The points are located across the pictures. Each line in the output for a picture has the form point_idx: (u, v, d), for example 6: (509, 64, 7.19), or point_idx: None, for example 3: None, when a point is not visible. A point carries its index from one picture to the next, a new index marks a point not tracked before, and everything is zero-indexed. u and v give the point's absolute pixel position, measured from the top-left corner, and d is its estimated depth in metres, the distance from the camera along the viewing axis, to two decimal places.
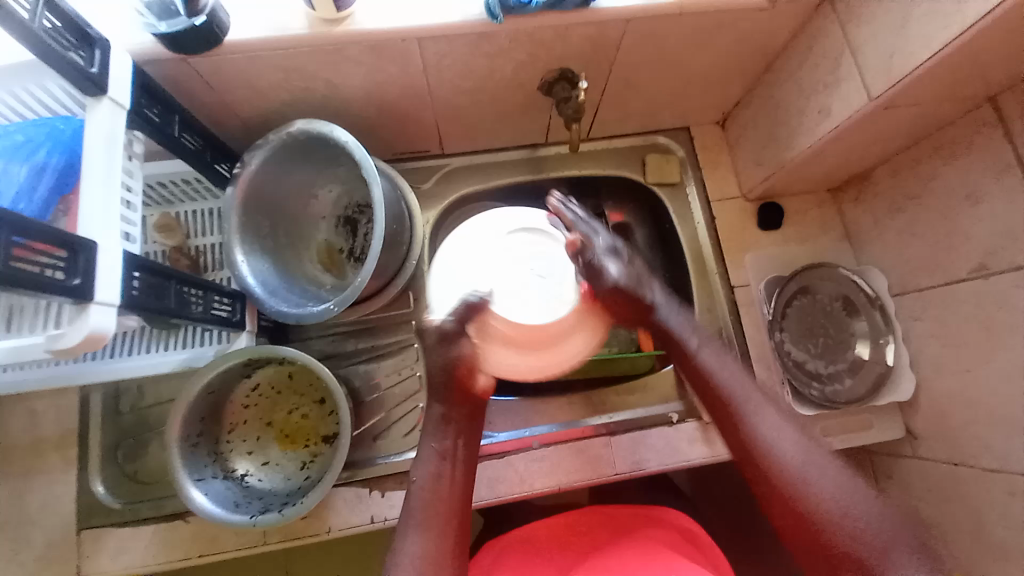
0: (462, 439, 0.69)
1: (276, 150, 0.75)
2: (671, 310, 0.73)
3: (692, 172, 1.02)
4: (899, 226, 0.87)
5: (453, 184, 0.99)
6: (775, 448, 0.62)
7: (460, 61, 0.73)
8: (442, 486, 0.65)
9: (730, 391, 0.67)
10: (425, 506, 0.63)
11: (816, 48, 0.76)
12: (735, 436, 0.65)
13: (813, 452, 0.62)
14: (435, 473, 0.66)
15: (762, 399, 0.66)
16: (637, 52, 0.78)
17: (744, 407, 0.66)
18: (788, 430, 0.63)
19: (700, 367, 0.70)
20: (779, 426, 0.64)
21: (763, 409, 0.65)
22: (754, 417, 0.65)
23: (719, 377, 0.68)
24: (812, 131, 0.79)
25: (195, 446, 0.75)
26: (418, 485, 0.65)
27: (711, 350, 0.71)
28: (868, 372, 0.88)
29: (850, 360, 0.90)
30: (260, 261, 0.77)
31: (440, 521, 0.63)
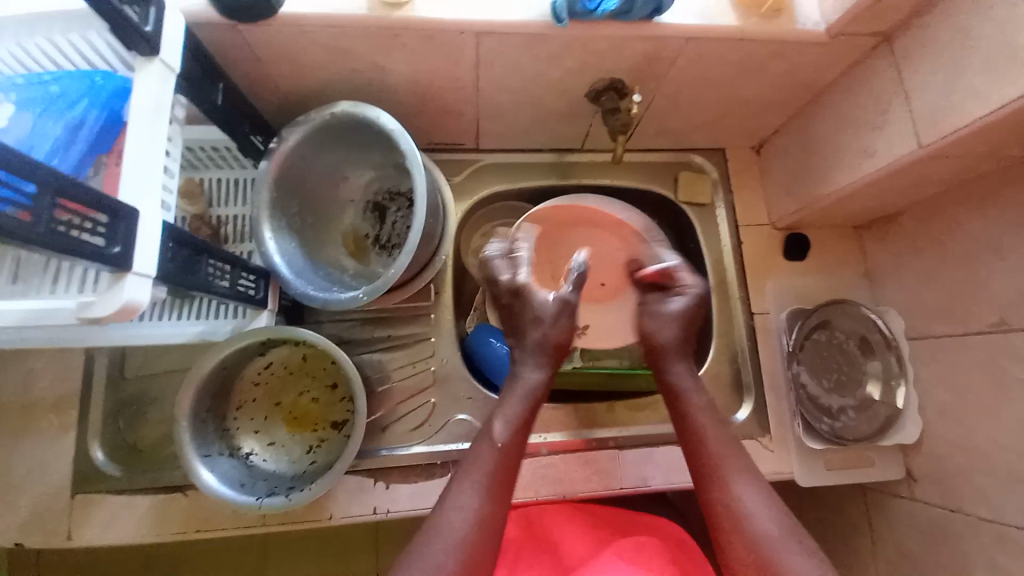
0: (536, 409, 0.71)
1: (318, 128, 0.73)
2: (706, 412, 0.72)
3: (723, 194, 1.01)
4: (923, 272, 0.87)
5: (484, 180, 0.98)
6: (745, 509, 0.63)
7: (513, 60, 0.72)
8: (510, 447, 0.67)
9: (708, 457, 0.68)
10: (493, 466, 0.65)
11: (867, 87, 0.75)
12: (705, 490, 0.67)
13: (780, 518, 0.62)
14: (511, 438, 0.67)
15: (735, 459, 0.67)
16: (689, 71, 0.77)
17: (723, 470, 0.67)
18: (762, 507, 0.63)
19: (687, 425, 0.72)
20: (760, 490, 0.64)
21: (750, 483, 0.65)
22: (729, 478, 0.66)
23: (701, 435, 0.70)
24: (852, 170, 0.78)
25: (203, 422, 0.74)
26: (495, 445, 0.66)
27: (705, 407, 0.72)
28: (876, 412, 0.89)
29: (860, 397, 0.90)
30: (287, 240, 0.75)
31: (501, 487, 0.64)
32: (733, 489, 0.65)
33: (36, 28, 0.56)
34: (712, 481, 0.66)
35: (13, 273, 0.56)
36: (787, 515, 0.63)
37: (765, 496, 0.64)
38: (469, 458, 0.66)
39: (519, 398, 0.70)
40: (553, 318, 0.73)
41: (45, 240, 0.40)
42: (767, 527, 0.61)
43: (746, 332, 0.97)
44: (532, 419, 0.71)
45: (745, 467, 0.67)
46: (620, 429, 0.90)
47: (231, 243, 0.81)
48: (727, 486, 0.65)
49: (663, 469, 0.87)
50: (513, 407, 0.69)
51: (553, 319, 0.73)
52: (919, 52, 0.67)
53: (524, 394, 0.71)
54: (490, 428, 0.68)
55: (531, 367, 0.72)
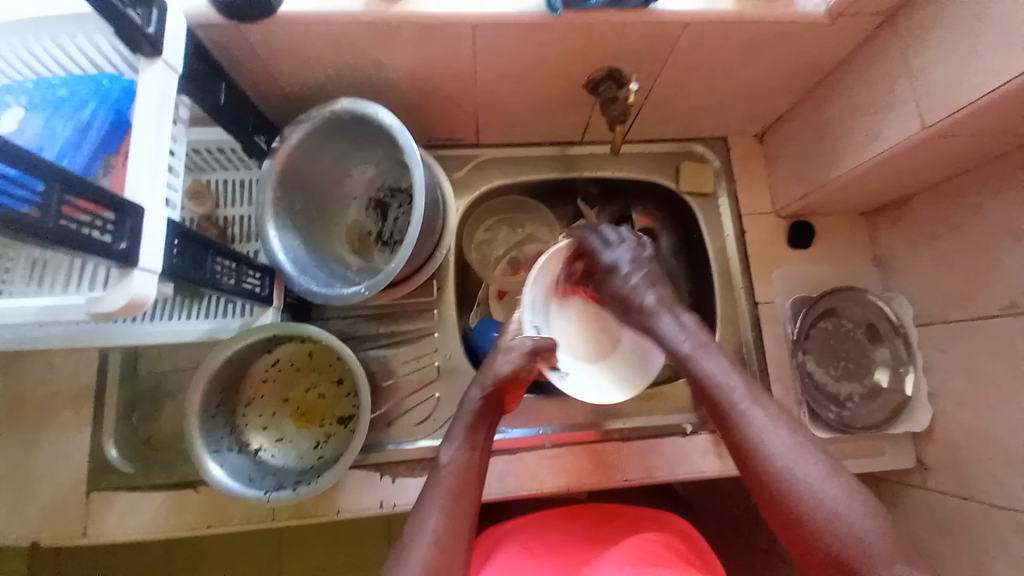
0: (484, 431, 0.71)
1: (318, 126, 0.74)
2: (711, 356, 0.68)
3: (726, 184, 1.01)
4: (932, 256, 0.86)
5: (485, 174, 0.98)
6: (765, 444, 0.60)
7: (512, 51, 0.72)
8: (467, 467, 0.67)
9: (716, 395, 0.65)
10: (448, 487, 0.65)
11: (871, 68, 0.75)
12: (729, 432, 0.63)
13: (805, 450, 0.59)
14: (462, 457, 0.67)
15: (751, 401, 0.63)
16: (689, 59, 0.77)
17: (730, 403, 0.64)
18: (777, 433, 0.60)
19: (695, 371, 0.68)
20: (774, 424, 0.61)
21: (768, 422, 0.61)
22: (745, 416, 0.62)
23: (711, 380, 0.66)
24: (856, 153, 0.78)
25: (213, 417, 0.75)
26: (445, 467, 0.66)
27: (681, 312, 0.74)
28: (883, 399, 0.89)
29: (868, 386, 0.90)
30: (292, 238, 0.76)
31: (462, 501, 0.64)
32: (744, 425, 0.62)
33: (43, 33, 0.58)
34: (723, 419, 0.64)
35: (29, 274, 0.57)
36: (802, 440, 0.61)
37: (771, 419, 0.62)
38: (428, 481, 0.66)
39: (464, 421, 0.71)
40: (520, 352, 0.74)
41: (51, 234, 0.41)
42: (808, 474, 0.57)
43: (752, 321, 0.96)
44: (485, 439, 0.71)
45: (762, 402, 0.63)
46: (626, 420, 0.90)
47: (237, 242, 0.82)
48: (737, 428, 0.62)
49: (669, 460, 0.87)
50: (460, 427, 0.70)
51: (513, 355, 0.74)
52: (922, 30, 0.66)
53: (465, 418, 0.71)
54: (441, 455, 0.68)
55: (475, 393, 0.73)
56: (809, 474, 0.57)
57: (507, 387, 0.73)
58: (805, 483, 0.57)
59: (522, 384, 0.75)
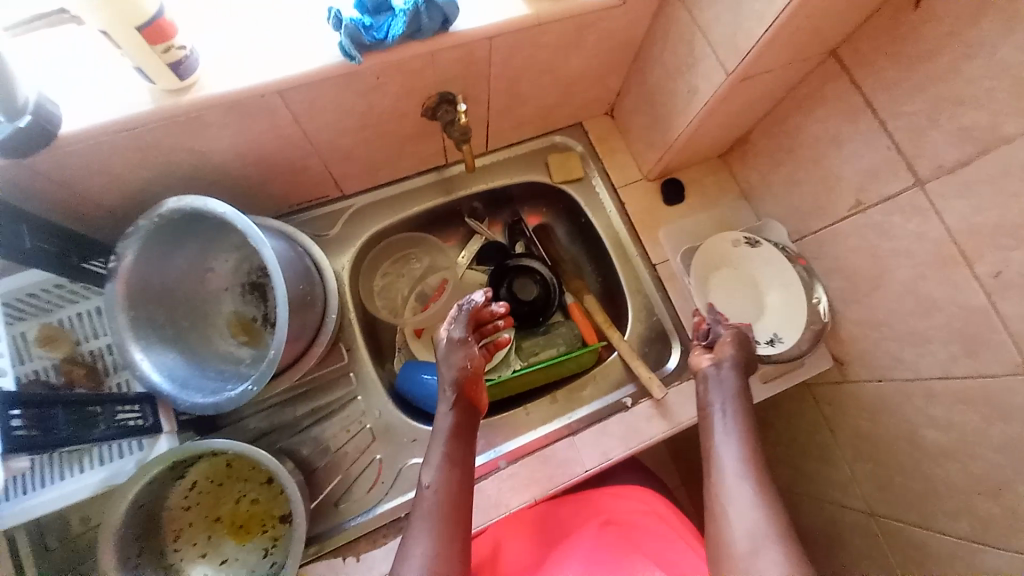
0: (464, 447, 0.72)
1: (153, 234, 0.69)
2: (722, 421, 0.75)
3: (594, 165, 1.05)
4: (783, 178, 0.94)
5: (362, 223, 0.96)
6: (728, 492, 0.66)
7: (332, 105, 0.71)
8: (449, 486, 0.68)
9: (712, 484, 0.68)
10: (435, 509, 0.66)
11: (672, 32, 0.80)
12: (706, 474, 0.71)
13: (759, 492, 0.65)
14: (443, 477, 0.68)
15: (739, 439, 0.72)
16: (511, 65, 0.79)
17: (715, 450, 0.72)
18: (745, 484, 0.66)
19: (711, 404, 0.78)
20: (753, 500, 0.64)
21: (730, 454, 0.70)
22: (720, 457, 0.71)
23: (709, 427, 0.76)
24: (688, 109, 0.83)
25: (138, 566, 0.69)
26: (429, 489, 0.67)
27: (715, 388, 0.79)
28: (796, 321, 0.91)
29: (781, 313, 0.92)
30: (164, 353, 0.71)
31: (449, 525, 0.64)
32: (721, 467, 0.70)
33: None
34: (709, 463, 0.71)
35: None
36: (767, 494, 0.65)
37: (746, 475, 0.67)
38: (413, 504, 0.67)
39: (440, 441, 0.72)
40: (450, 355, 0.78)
41: None
42: (744, 512, 0.63)
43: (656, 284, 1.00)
44: (463, 454, 0.72)
45: (746, 445, 0.71)
46: (570, 415, 0.91)
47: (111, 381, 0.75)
48: (718, 464, 0.70)
49: (620, 438, 0.88)
50: (438, 450, 0.71)
51: (455, 360, 0.77)
52: None
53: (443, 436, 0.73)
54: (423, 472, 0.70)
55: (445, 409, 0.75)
56: (744, 518, 0.63)
57: (469, 388, 0.77)
58: (757, 540, 0.60)
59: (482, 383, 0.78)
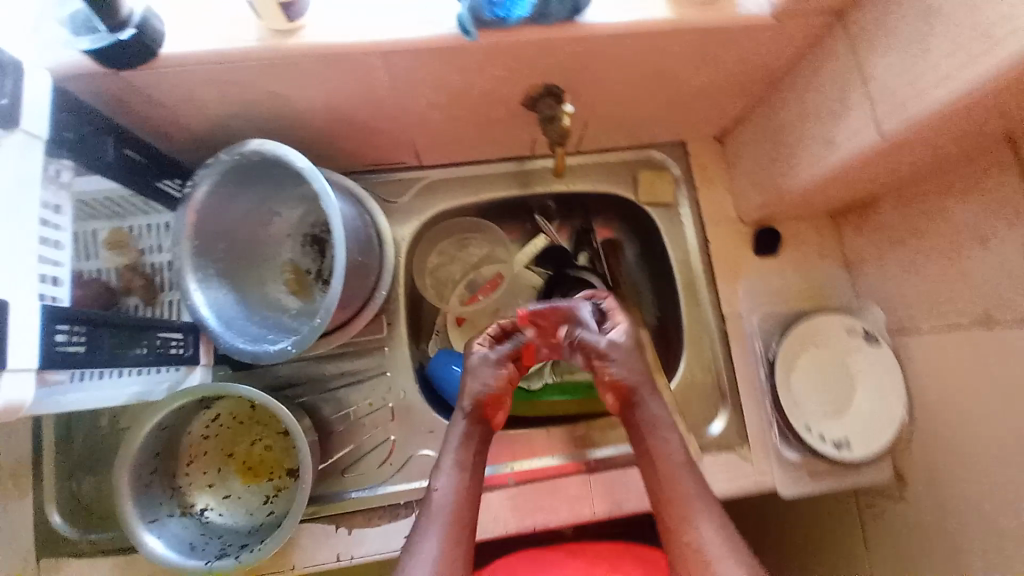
0: (475, 447, 0.70)
1: (230, 170, 0.68)
2: (658, 407, 0.70)
3: (687, 192, 0.96)
4: (900, 260, 0.82)
5: (431, 197, 0.92)
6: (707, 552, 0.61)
7: (432, 76, 0.66)
8: (461, 487, 0.67)
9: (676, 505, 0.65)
10: (444, 512, 0.65)
11: (825, 69, 0.69)
12: (674, 538, 0.64)
13: (739, 547, 0.62)
14: (454, 481, 0.67)
15: (699, 495, 0.65)
16: (630, 70, 0.71)
17: (690, 506, 0.65)
18: (723, 553, 0.61)
19: (655, 443, 0.68)
20: (717, 526, 0.63)
21: (702, 508, 0.64)
22: (694, 520, 0.63)
23: (666, 459, 0.67)
24: (816, 161, 0.72)
25: (148, 484, 0.70)
26: (438, 491, 0.66)
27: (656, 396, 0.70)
28: (872, 438, 0.81)
29: (862, 419, 0.83)
30: (217, 289, 0.71)
31: (457, 519, 0.64)
32: (699, 532, 0.63)
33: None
34: (679, 523, 0.64)
35: None
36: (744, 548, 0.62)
37: (722, 536, 0.62)
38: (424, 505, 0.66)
39: (450, 444, 0.69)
40: (479, 373, 0.72)
41: None
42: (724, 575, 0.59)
43: (719, 336, 0.91)
44: (476, 454, 0.70)
45: (704, 505, 0.65)
46: (593, 450, 0.86)
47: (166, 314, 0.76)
48: (692, 533, 0.63)
49: (639, 489, 0.83)
50: (450, 453, 0.69)
51: (482, 378, 0.72)
52: (873, 31, 0.61)
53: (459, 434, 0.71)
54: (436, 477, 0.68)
55: (460, 416, 0.71)
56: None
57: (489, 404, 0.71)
58: None
59: (503, 403, 0.73)
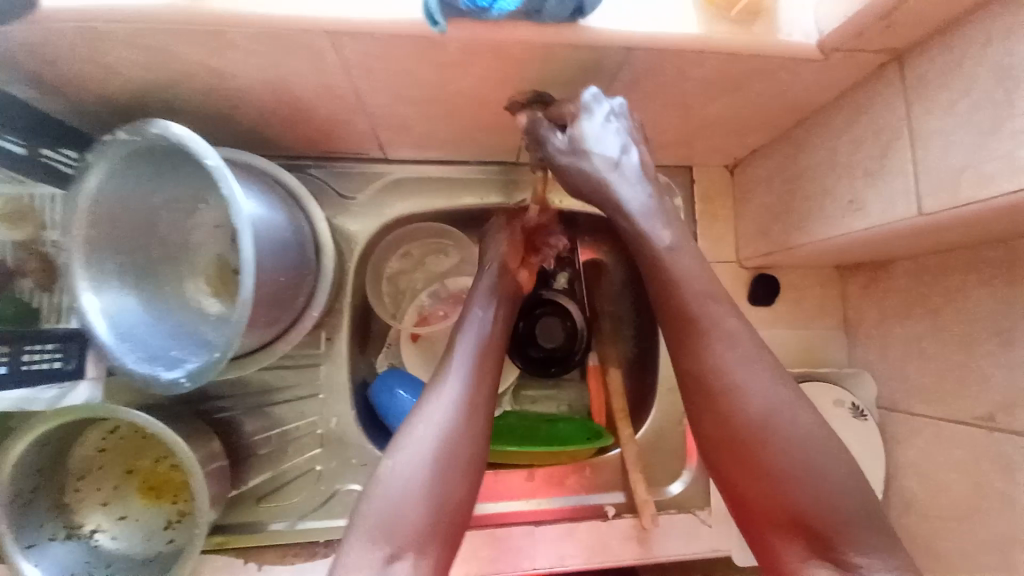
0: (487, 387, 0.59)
1: (128, 148, 0.54)
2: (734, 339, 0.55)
3: (686, 224, 0.85)
4: (906, 335, 0.74)
5: (397, 197, 0.80)
6: (793, 483, 0.50)
7: (399, 66, 0.53)
8: (456, 423, 0.56)
9: (755, 473, 0.52)
10: (432, 443, 0.54)
11: (866, 118, 0.58)
12: (729, 478, 0.54)
13: (832, 440, 0.52)
14: (451, 410, 0.56)
15: (788, 442, 0.52)
16: (640, 87, 0.59)
17: (766, 439, 0.52)
18: (820, 477, 0.50)
19: (743, 400, 0.54)
20: (815, 445, 0.52)
21: (802, 434, 0.52)
22: (777, 445, 0.52)
23: (748, 435, 0.53)
24: (836, 222, 0.63)
25: (26, 505, 0.62)
26: (428, 420, 0.55)
27: (731, 333, 0.56)
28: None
29: None
30: (113, 290, 0.59)
31: (454, 455, 0.54)
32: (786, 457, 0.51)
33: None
34: (760, 459, 0.52)
35: None
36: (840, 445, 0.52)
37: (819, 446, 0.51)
38: (409, 426, 0.55)
39: (467, 346, 0.62)
40: (499, 268, 0.69)
41: None
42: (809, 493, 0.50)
43: None
44: (482, 389, 0.59)
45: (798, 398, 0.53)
46: (542, 501, 0.81)
47: (47, 318, 0.62)
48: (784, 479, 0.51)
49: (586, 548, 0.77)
50: (460, 358, 0.60)
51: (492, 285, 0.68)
52: (935, 86, 0.50)
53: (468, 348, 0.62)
54: (427, 396, 0.58)
55: (471, 330, 0.63)
56: (808, 493, 0.50)
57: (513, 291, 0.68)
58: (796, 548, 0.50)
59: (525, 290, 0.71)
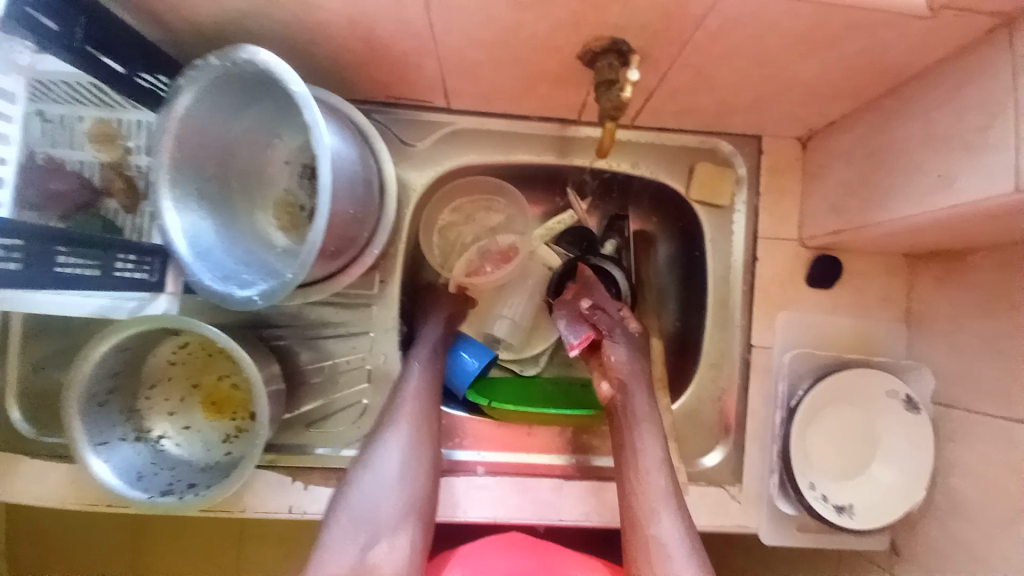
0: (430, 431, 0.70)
1: (219, 75, 0.57)
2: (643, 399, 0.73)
3: (748, 197, 0.82)
4: (979, 332, 0.69)
5: (455, 148, 0.80)
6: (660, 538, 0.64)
7: (477, 4, 0.52)
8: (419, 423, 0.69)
9: (641, 498, 0.67)
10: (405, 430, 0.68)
11: (972, 88, 0.53)
12: (628, 521, 0.66)
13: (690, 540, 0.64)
14: (414, 424, 0.69)
15: (670, 503, 0.66)
16: (722, 40, 0.57)
17: (653, 502, 0.66)
18: (682, 548, 0.63)
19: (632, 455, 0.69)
20: (678, 526, 0.65)
21: (668, 503, 0.66)
22: (658, 514, 0.65)
23: (640, 477, 0.68)
24: (918, 200, 0.59)
25: (103, 404, 0.67)
26: (406, 404, 0.70)
27: (650, 442, 0.70)
28: (880, 514, 0.73)
29: (874, 491, 0.75)
30: (194, 212, 0.63)
31: (420, 461, 0.68)
32: (658, 526, 0.65)
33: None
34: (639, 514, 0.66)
35: None
36: (697, 545, 0.64)
37: (681, 531, 0.64)
38: (394, 405, 0.69)
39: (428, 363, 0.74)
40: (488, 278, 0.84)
41: None
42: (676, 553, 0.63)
43: (739, 367, 0.81)
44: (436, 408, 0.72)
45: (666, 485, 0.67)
46: (572, 457, 0.81)
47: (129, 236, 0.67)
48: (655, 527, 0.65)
49: (612, 507, 0.78)
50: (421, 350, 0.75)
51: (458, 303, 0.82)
52: None
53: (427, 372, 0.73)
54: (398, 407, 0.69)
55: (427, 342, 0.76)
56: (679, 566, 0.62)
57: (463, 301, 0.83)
58: None
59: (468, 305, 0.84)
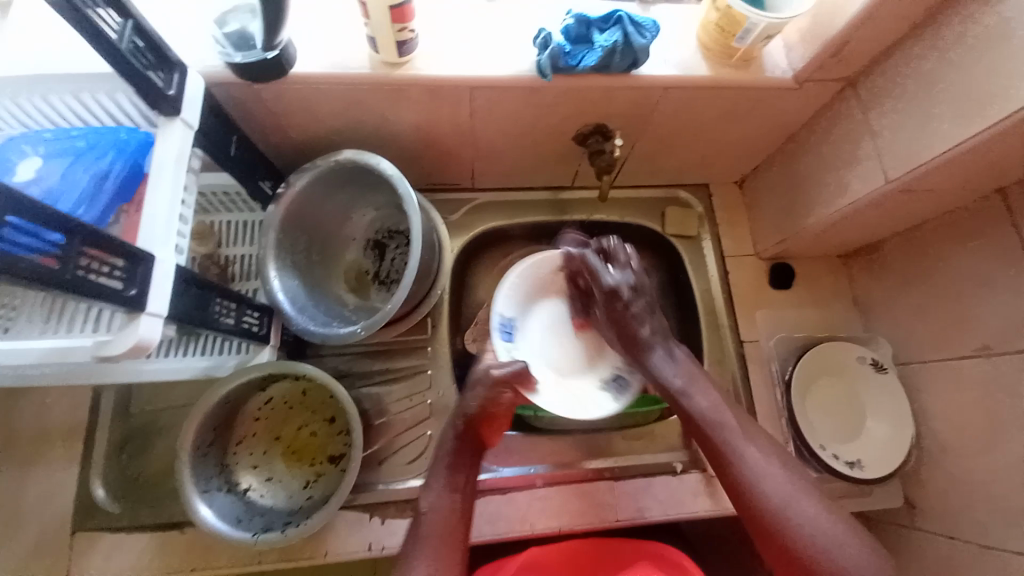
0: (464, 473, 0.73)
1: (322, 174, 0.78)
2: (665, 359, 0.78)
3: (710, 228, 1.06)
4: (906, 299, 0.90)
5: (481, 217, 1.02)
6: (763, 486, 0.66)
7: (508, 108, 0.77)
8: (443, 515, 0.69)
9: (725, 446, 0.71)
10: (433, 534, 0.68)
11: (837, 128, 0.80)
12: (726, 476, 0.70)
13: (787, 482, 0.66)
14: (443, 502, 0.70)
15: (742, 438, 0.71)
16: (670, 117, 0.83)
17: (728, 449, 0.70)
18: (774, 475, 0.67)
19: (687, 408, 0.75)
20: (762, 456, 0.69)
21: (741, 444, 0.70)
22: (741, 454, 0.69)
23: (705, 422, 0.73)
24: (829, 204, 0.83)
25: (204, 456, 0.75)
26: (427, 514, 0.69)
27: (696, 392, 0.76)
28: (886, 463, 0.86)
29: (877, 446, 0.88)
30: (292, 277, 0.79)
31: (450, 550, 0.67)
32: (745, 465, 0.68)
33: (6, 90, 0.61)
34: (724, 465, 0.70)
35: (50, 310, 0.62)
36: (790, 476, 0.67)
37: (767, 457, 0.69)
38: (415, 528, 0.69)
39: (442, 466, 0.73)
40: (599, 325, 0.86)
41: (71, 285, 0.43)
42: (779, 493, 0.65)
43: (737, 361, 0.98)
44: (466, 481, 0.73)
45: (749, 436, 0.71)
46: (617, 459, 0.90)
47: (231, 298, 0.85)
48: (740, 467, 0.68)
49: (660, 500, 0.86)
50: (445, 446, 0.75)
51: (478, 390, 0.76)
52: (879, 97, 0.72)
53: (443, 458, 0.74)
54: (424, 503, 0.70)
55: (450, 432, 0.76)
56: (801, 513, 0.64)
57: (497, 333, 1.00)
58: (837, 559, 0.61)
59: None
